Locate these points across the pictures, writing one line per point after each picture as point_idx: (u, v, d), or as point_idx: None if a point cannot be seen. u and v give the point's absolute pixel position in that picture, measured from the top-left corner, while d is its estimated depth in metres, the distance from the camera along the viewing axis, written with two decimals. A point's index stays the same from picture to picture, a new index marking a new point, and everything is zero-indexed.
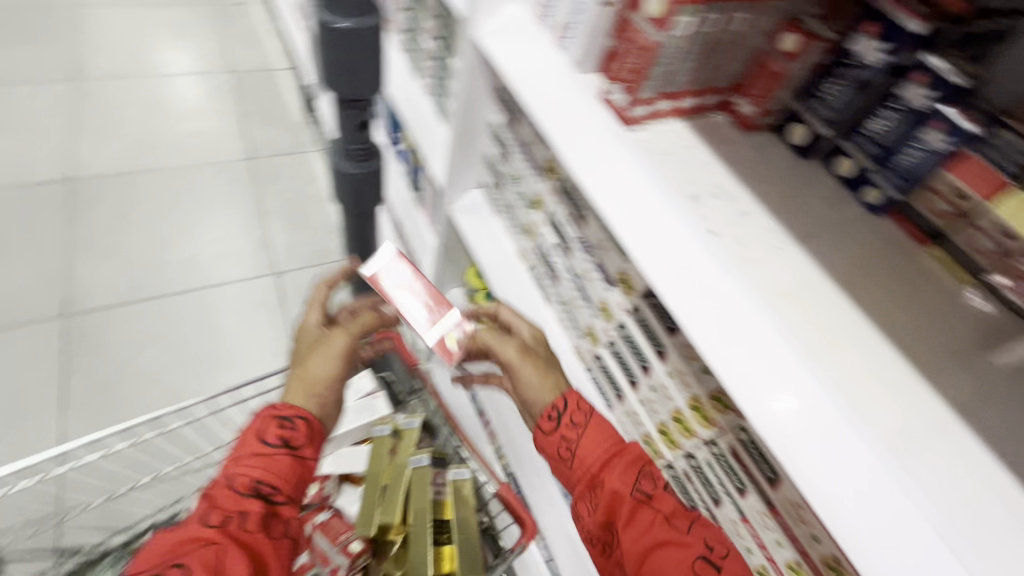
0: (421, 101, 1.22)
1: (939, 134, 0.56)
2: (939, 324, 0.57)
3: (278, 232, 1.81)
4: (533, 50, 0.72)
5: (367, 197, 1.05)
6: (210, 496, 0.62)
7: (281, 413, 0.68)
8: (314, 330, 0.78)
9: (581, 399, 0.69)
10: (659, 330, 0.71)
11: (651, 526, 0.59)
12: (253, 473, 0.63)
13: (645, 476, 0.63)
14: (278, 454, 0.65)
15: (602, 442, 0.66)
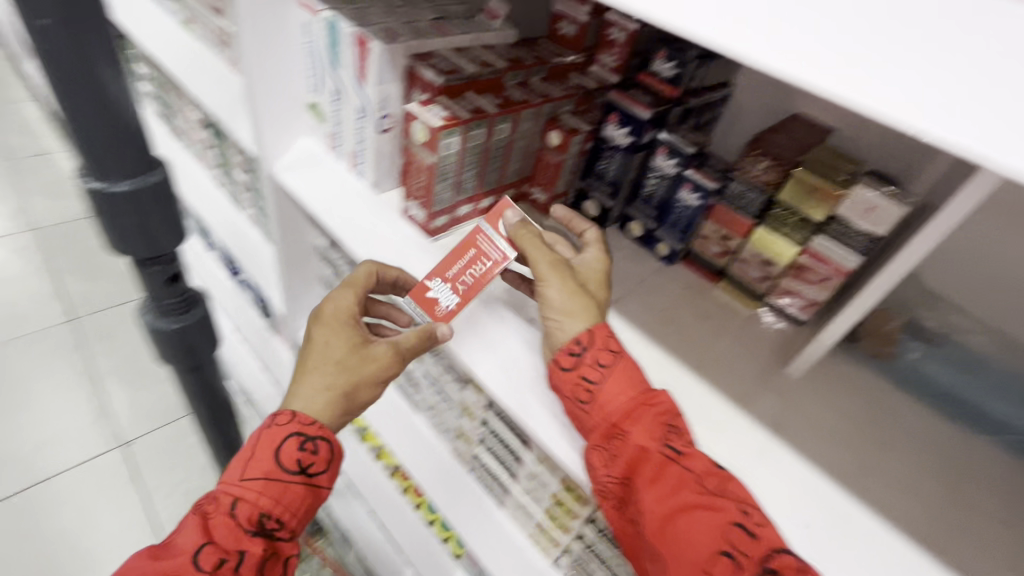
0: (250, 232, 1.17)
1: (692, 193, 0.68)
2: (743, 348, 0.67)
3: (112, 397, 1.54)
4: (331, 180, 0.74)
5: (201, 345, 0.96)
6: (206, 521, 0.50)
7: (306, 431, 0.54)
8: (344, 319, 0.59)
9: (610, 336, 0.54)
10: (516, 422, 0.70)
11: (678, 487, 0.45)
12: (261, 503, 0.52)
13: (676, 436, 0.49)
14: (291, 482, 0.54)
15: (633, 391, 0.51)
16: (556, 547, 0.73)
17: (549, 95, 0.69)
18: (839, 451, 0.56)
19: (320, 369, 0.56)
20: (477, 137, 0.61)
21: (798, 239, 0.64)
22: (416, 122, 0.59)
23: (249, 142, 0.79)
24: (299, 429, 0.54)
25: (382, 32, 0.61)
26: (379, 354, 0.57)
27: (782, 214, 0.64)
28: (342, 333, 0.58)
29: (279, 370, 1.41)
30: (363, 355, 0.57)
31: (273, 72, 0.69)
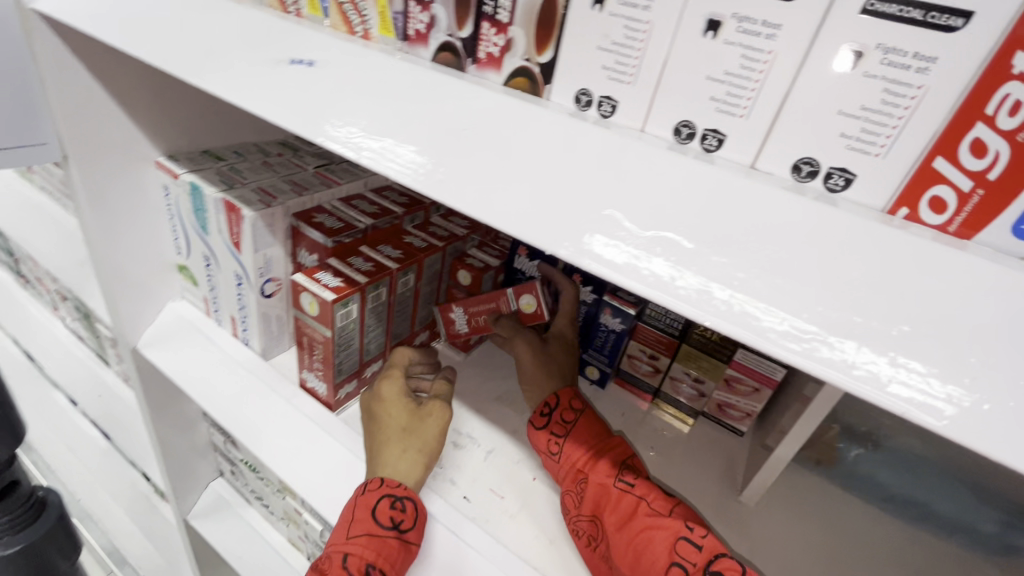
0: (123, 393, 0.99)
1: (613, 318, 0.65)
2: (690, 477, 0.62)
3: None
4: (206, 351, 0.63)
5: (57, 560, 0.77)
6: (321, 574, 0.43)
7: (393, 492, 0.46)
8: (400, 395, 0.54)
9: (576, 395, 0.55)
10: None
11: (633, 515, 0.44)
12: (367, 555, 0.43)
13: (636, 470, 0.47)
14: (390, 539, 0.45)
15: (596, 439, 0.51)
16: None
17: (453, 233, 0.64)
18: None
19: (392, 437, 0.50)
20: (378, 296, 0.55)
21: (723, 357, 0.62)
22: (304, 293, 0.52)
23: (105, 314, 0.67)
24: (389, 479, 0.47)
25: (256, 195, 0.54)
26: (433, 410, 0.53)
27: (705, 331, 0.62)
28: (401, 405, 0.53)
29: (169, 544, 1.17)
30: (423, 421, 0.52)
31: (128, 241, 0.60)
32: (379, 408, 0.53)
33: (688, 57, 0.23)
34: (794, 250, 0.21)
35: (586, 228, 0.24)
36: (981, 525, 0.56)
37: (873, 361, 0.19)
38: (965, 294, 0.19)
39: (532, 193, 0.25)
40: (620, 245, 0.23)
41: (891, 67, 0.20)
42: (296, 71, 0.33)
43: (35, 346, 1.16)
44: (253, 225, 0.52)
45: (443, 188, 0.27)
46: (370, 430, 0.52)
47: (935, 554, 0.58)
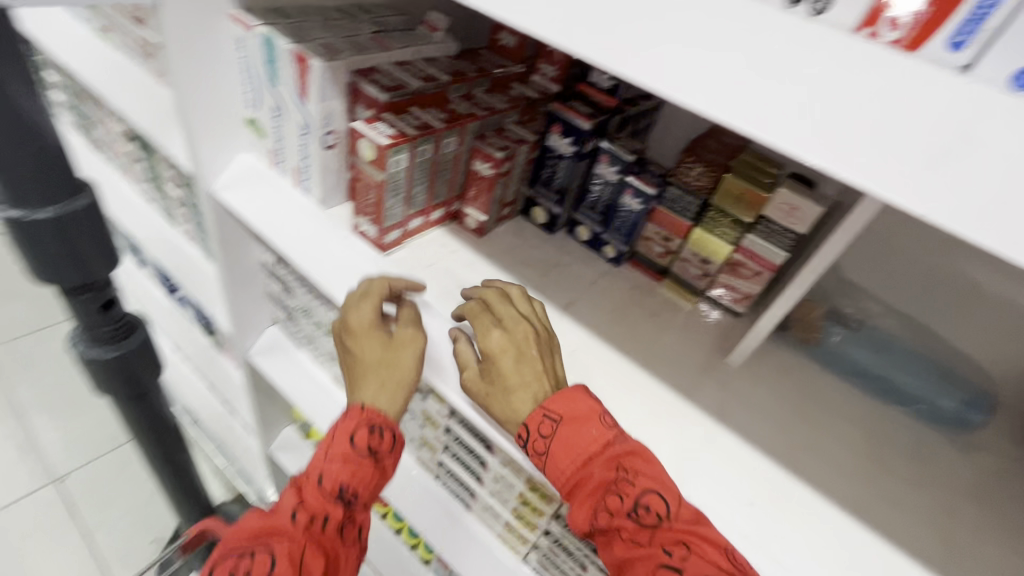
0: (188, 250, 1.13)
1: (633, 198, 0.71)
2: (687, 340, 0.71)
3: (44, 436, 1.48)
4: (273, 196, 0.72)
5: (145, 373, 0.93)
6: (299, 488, 0.51)
7: (372, 419, 0.54)
8: (371, 326, 0.58)
9: (545, 414, 0.50)
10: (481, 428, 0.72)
11: (616, 544, 0.46)
12: (343, 477, 0.52)
13: (614, 496, 0.46)
14: (363, 460, 0.53)
15: (573, 460, 0.48)
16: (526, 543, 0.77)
17: (493, 106, 0.69)
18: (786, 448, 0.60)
19: (370, 370, 0.56)
20: (426, 152, 0.62)
21: (730, 239, 0.68)
22: (363, 140, 0.59)
23: (182, 160, 0.76)
24: (363, 419, 0.53)
25: (321, 49, 0.60)
26: (408, 335, 0.58)
27: (717, 216, 0.68)
28: (374, 334, 0.58)
29: (227, 387, 1.36)
30: (399, 353, 0.57)
31: (208, 90, 0.67)
32: (353, 343, 0.58)
33: None
34: None
35: None
36: (943, 403, 0.64)
37: None
38: None
39: None
40: None
41: None
42: None
43: (109, 205, 1.28)
44: (321, 76, 0.59)
45: None
46: (351, 361, 0.58)
47: (898, 422, 0.66)
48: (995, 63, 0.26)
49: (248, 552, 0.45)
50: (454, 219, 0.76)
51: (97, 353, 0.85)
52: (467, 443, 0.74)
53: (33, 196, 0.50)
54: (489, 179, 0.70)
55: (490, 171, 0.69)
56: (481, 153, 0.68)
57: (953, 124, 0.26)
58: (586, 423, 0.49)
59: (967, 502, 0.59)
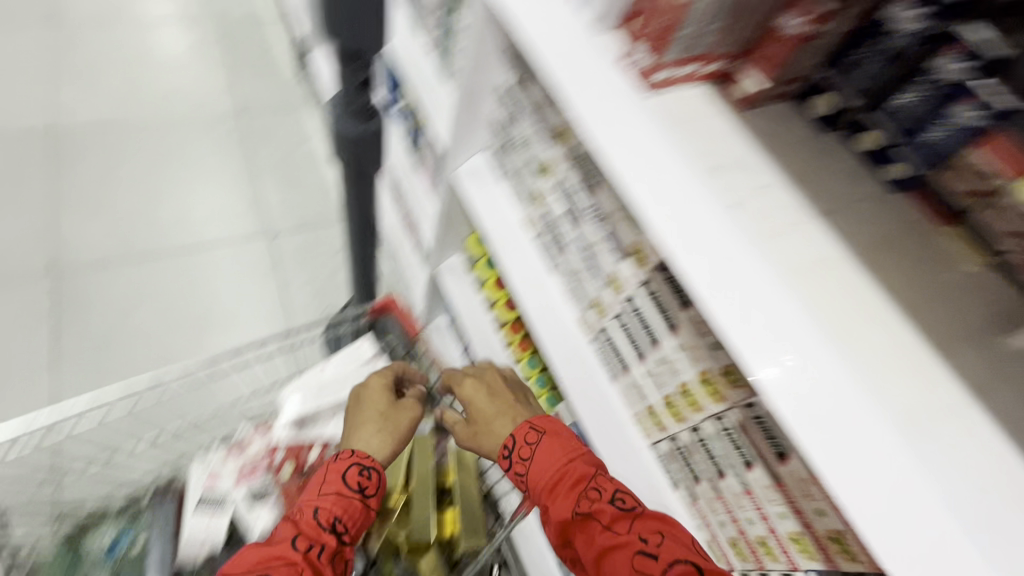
0: (425, 60, 1.18)
1: (971, 112, 0.50)
2: (956, 306, 0.56)
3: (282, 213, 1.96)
4: (550, 8, 0.70)
5: (370, 159, 1.04)
6: (295, 522, 0.70)
7: (362, 461, 0.76)
8: (394, 407, 0.86)
9: (530, 427, 0.79)
10: (671, 304, 0.70)
11: (598, 539, 0.65)
12: (334, 509, 0.71)
13: (592, 497, 0.68)
14: (354, 498, 0.74)
15: (555, 467, 0.73)
16: (660, 432, 0.76)
17: None
18: None
19: (371, 416, 0.84)
20: None
21: None
22: None
23: None
24: (356, 459, 0.76)
25: None
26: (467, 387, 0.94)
27: None
28: (397, 412, 0.86)
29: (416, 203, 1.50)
30: (401, 412, 0.86)
31: None
32: (366, 401, 0.86)
33: None
34: None
35: None
36: None
37: None
38: None
39: None
40: None
41: None
42: None
43: None
44: None
45: None
46: (359, 408, 0.87)
47: None
48: None
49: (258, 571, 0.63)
50: (722, 83, 0.67)
51: (351, 127, 0.96)
52: (646, 317, 0.73)
53: None
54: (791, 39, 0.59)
55: (800, 29, 0.58)
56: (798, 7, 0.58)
57: None
58: (557, 435, 0.77)
59: None
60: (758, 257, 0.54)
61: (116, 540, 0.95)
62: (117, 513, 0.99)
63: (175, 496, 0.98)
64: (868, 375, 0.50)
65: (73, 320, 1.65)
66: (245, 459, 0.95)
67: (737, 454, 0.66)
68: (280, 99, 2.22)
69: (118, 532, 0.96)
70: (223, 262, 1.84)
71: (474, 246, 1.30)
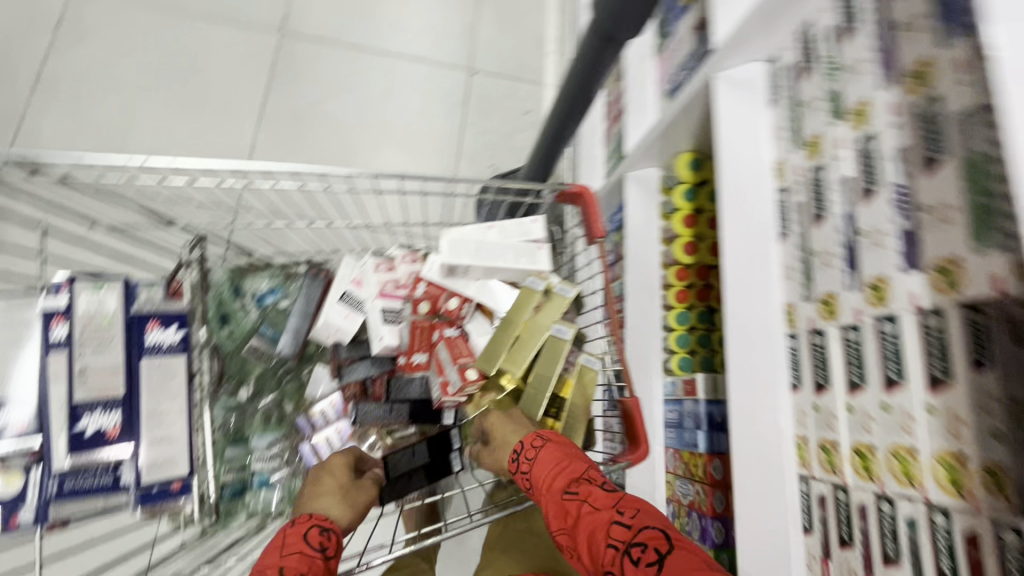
0: None
1: None
2: None
3: (490, 47, 1.87)
4: None
5: (630, 21, 0.90)
6: None
7: (321, 524, 0.71)
8: (342, 487, 0.80)
9: (536, 435, 0.77)
10: (956, 357, 0.51)
11: (580, 516, 0.66)
12: (300, 567, 0.64)
13: (583, 480, 0.70)
14: (317, 559, 0.66)
15: (555, 454, 0.74)
16: (827, 471, 0.65)
17: None
18: None
19: (326, 493, 0.77)
20: None
21: None
22: None
23: None
24: (316, 521, 0.70)
25: None
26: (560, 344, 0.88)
27: None
28: (351, 490, 0.80)
29: (636, 94, 1.31)
30: (356, 491, 0.80)
31: None
32: (319, 479, 0.80)
33: None
34: None
35: None
36: None
37: None
38: None
39: None
40: None
41: None
42: None
43: None
44: None
45: None
46: (314, 485, 0.79)
47: None
48: None
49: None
50: None
51: None
52: (897, 351, 0.57)
53: None
54: None
55: None
56: None
57: None
58: (562, 441, 0.77)
59: None
60: None
61: (268, 291, 1.02)
62: (275, 269, 1.05)
63: (324, 279, 1.00)
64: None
65: (284, 83, 1.75)
66: (390, 278, 0.97)
67: (940, 565, 0.52)
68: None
69: (270, 286, 1.02)
70: (420, 81, 1.81)
71: (683, 166, 1.12)
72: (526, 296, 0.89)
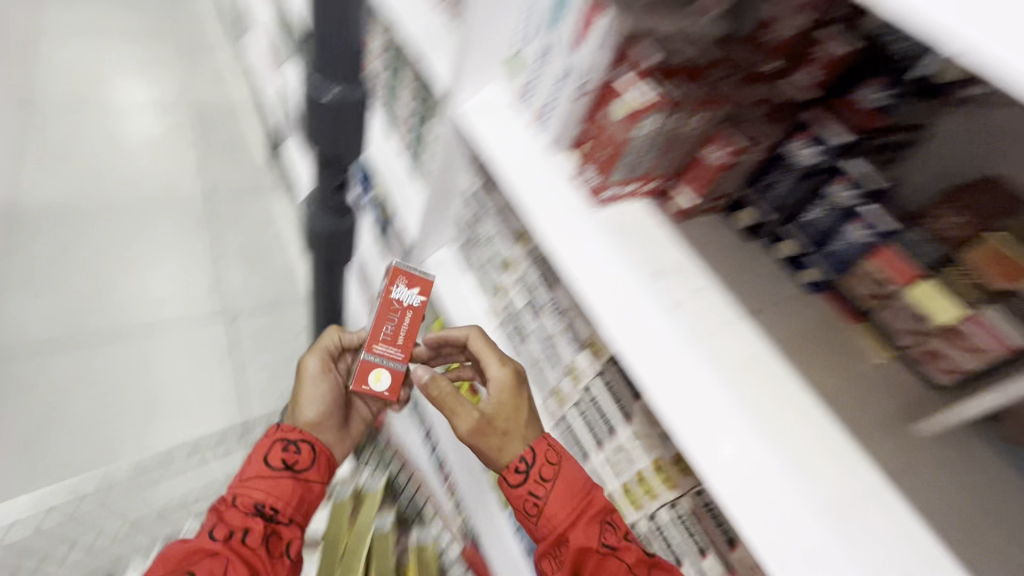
0: (393, 153, 1.31)
1: (862, 229, 0.67)
2: (871, 396, 0.65)
3: (241, 286, 1.97)
4: (510, 130, 0.80)
5: (342, 250, 1.08)
6: (220, 513, 0.84)
7: (287, 439, 0.91)
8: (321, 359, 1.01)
9: (548, 450, 0.76)
10: (625, 395, 0.75)
11: (594, 560, 0.68)
12: (257, 498, 0.85)
13: (603, 529, 0.70)
14: (283, 476, 0.88)
15: (576, 495, 0.72)
16: None
17: (750, 97, 0.69)
18: (942, 536, 0.54)
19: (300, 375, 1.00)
20: (671, 123, 0.65)
21: (968, 301, 0.61)
22: (621, 98, 0.64)
23: (439, 79, 0.86)
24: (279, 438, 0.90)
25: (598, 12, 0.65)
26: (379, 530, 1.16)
27: (957, 272, 0.62)
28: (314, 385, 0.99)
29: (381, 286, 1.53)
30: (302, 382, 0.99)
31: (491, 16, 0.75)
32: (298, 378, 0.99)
33: None
34: None
35: None
36: None
37: None
38: None
39: None
40: None
41: None
42: None
43: None
44: (607, 24, 0.62)
45: None
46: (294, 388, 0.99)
47: None
48: None
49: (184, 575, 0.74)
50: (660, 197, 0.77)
51: (325, 224, 1.00)
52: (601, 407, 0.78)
53: (336, 78, 0.77)
54: (716, 166, 0.70)
55: (721, 159, 0.69)
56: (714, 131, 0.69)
57: None
58: (572, 468, 0.76)
59: None
60: (693, 351, 0.61)
61: None
62: None
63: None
64: (770, 435, 0.57)
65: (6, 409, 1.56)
66: None
67: (697, 543, 0.68)
68: (249, 176, 2.28)
69: None
70: (176, 344, 1.79)
71: None
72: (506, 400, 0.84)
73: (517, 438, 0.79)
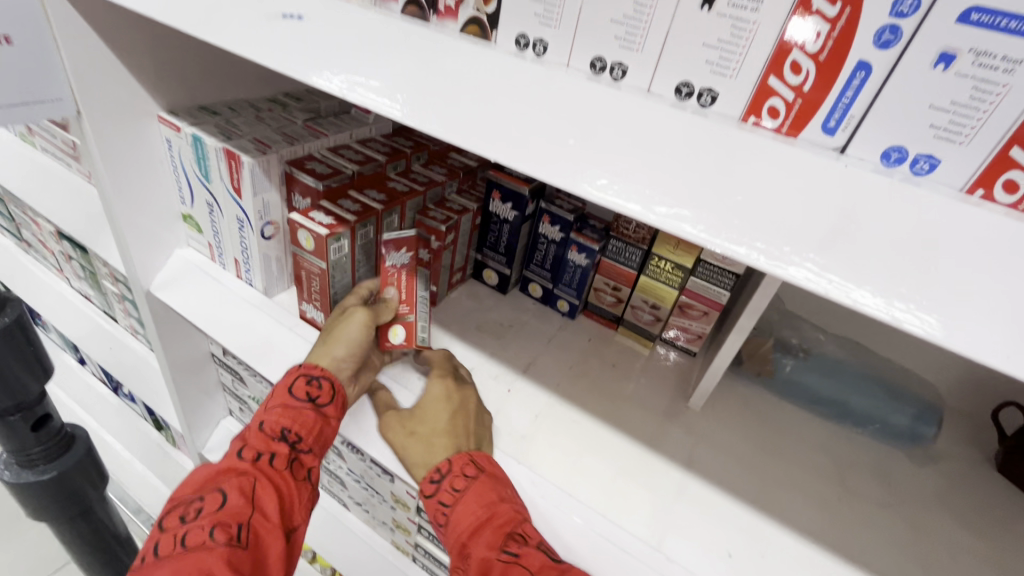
0: (122, 339, 1.10)
1: (579, 254, 0.74)
2: (650, 386, 0.72)
3: None
4: (216, 290, 0.71)
5: (88, 490, 0.84)
6: (243, 438, 0.53)
7: (310, 370, 0.56)
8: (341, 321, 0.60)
9: (470, 459, 0.53)
10: None
11: None
12: (283, 421, 0.54)
13: (518, 539, 0.47)
14: (306, 408, 0.55)
15: (485, 509, 0.49)
16: None
17: (433, 178, 0.71)
18: (744, 491, 0.60)
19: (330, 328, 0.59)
20: (366, 234, 0.63)
21: (676, 284, 0.70)
22: (301, 230, 0.59)
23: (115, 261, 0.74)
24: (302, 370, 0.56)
25: (252, 145, 0.61)
26: None
27: (659, 264, 0.70)
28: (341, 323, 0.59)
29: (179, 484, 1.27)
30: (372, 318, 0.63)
31: (136, 192, 0.66)
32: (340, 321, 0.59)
33: (597, 25, 0.31)
34: (709, 161, 0.28)
35: (536, 129, 0.31)
36: (897, 418, 0.67)
37: (762, 247, 0.25)
38: (839, 201, 0.26)
39: (521, 116, 0.31)
40: (565, 176, 0.29)
41: (724, 42, 0.28)
42: (288, 24, 0.38)
43: (43, 306, 1.22)
44: (252, 171, 0.59)
45: (397, 107, 0.33)
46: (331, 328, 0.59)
47: (854, 442, 0.69)
48: (868, 147, 0.26)
49: (196, 499, 0.46)
50: None
51: (24, 479, 0.76)
52: None
53: None
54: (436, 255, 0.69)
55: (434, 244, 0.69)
56: (416, 220, 0.68)
57: (893, 201, 0.25)
58: (505, 483, 0.52)
59: (938, 516, 0.62)
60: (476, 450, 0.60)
61: None
62: None
63: None
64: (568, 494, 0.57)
65: None
66: None
67: None
68: None
69: None
70: None
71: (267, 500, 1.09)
72: (460, 389, 0.60)
73: (425, 442, 0.56)
